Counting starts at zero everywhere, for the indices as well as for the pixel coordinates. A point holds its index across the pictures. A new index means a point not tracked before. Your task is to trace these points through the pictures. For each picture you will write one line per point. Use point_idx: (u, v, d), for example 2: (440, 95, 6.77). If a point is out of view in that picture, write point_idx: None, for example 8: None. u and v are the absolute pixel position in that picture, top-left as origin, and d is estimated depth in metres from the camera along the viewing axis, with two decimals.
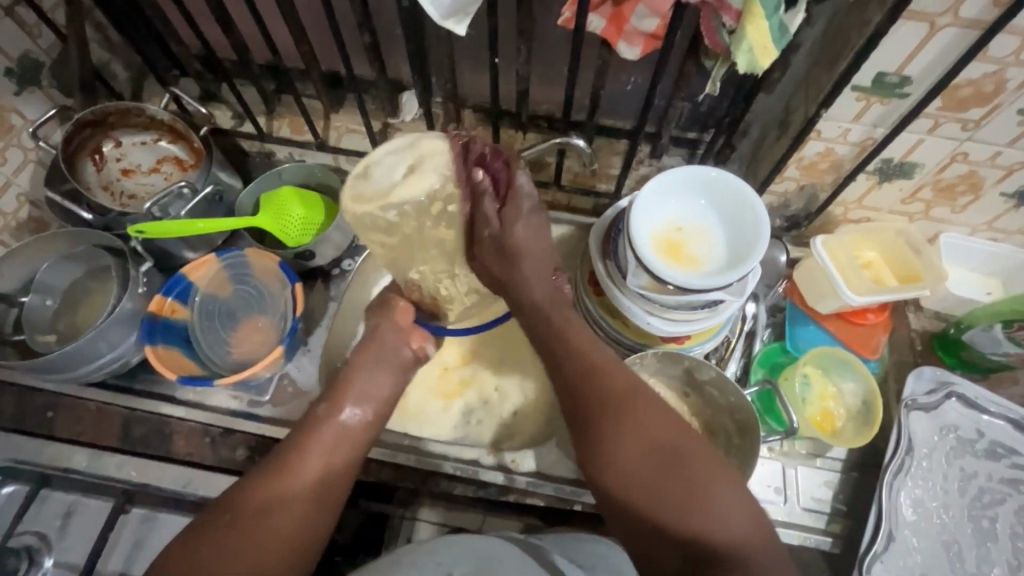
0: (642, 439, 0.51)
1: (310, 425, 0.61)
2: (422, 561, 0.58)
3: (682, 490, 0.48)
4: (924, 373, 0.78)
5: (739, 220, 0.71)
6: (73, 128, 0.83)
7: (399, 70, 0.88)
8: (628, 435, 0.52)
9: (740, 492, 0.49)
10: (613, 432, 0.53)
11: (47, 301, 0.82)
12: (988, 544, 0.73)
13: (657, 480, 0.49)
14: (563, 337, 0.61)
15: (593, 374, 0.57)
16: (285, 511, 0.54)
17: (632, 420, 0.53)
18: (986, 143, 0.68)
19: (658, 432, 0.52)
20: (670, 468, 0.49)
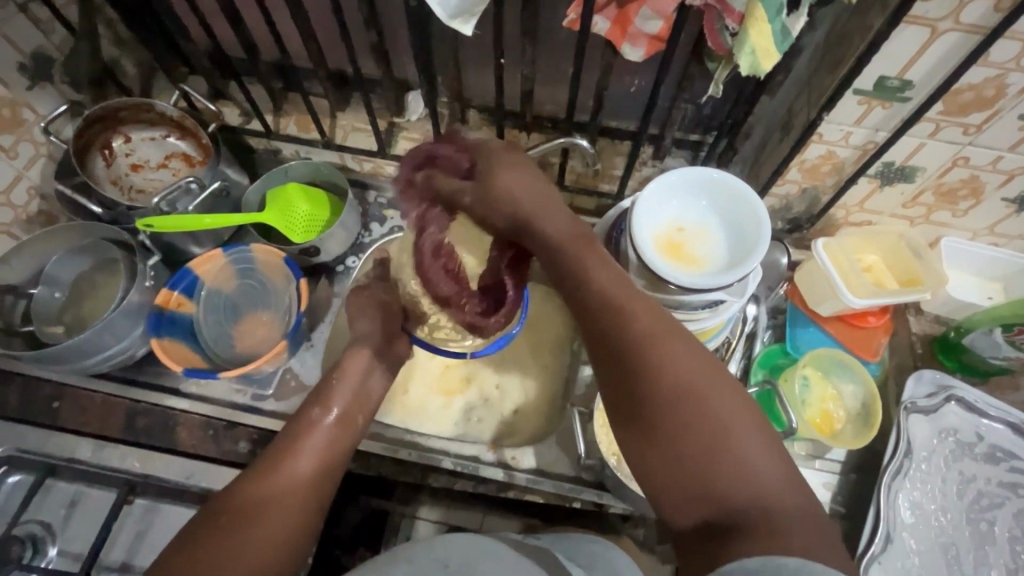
0: (671, 393, 0.46)
1: (301, 427, 0.61)
2: (419, 558, 0.58)
3: (713, 448, 0.44)
4: (924, 377, 0.79)
5: (739, 224, 0.72)
6: (83, 123, 0.84)
7: (405, 70, 0.89)
8: (654, 388, 0.47)
9: (775, 455, 0.44)
10: (640, 387, 0.47)
11: (56, 294, 0.83)
12: (986, 547, 0.73)
13: (687, 438, 0.44)
14: (577, 264, 0.55)
15: (616, 322, 0.51)
16: (283, 511, 0.54)
17: (657, 372, 0.47)
18: (987, 148, 0.69)
19: (690, 382, 0.46)
20: (699, 426, 0.45)
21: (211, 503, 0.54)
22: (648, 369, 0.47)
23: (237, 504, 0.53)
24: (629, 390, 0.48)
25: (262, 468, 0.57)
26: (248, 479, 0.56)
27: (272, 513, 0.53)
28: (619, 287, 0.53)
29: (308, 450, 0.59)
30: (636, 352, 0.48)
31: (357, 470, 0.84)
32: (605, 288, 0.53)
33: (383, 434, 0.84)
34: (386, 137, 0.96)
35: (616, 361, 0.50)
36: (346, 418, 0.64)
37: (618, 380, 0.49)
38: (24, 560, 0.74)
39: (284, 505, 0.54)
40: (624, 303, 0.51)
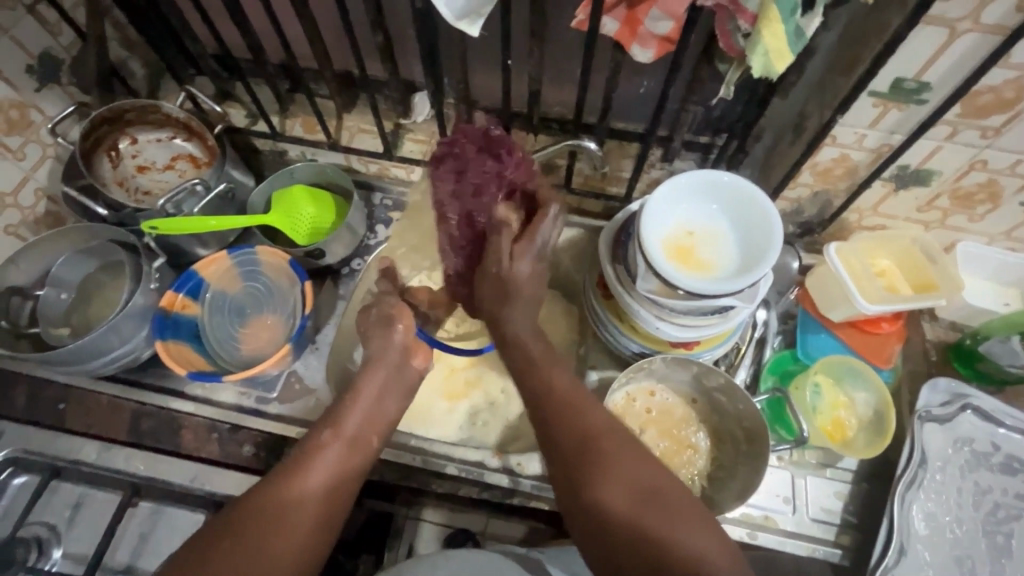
0: (624, 487, 0.52)
1: (310, 450, 0.59)
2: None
3: (665, 535, 0.49)
4: (940, 384, 0.77)
5: (752, 236, 0.70)
6: (90, 125, 0.84)
7: (411, 71, 0.88)
8: (607, 482, 0.53)
9: (720, 539, 0.50)
10: (595, 480, 0.53)
11: (62, 295, 0.83)
12: (1002, 559, 0.71)
13: (639, 527, 0.50)
14: (542, 367, 0.62)
15: (570, 420, 0.57)
16: (294, 524, 0.54)
17: (609, 467, 0.53)
18: (1006, 151, 0.67)
19: (640, 476, 0.53)
20: (652, 515, 0.50)
21: (223, 513, 0.54)
22: (600, 467, 0.53)
23: (247, 515, 0.53)
24: (582, 485, 0.54)
25: (276, 481, 0.56)
26: (260, 491, 0.55)
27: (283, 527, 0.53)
28: (572, 388, 0.60)
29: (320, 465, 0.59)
30: (589, 449, 0.55)
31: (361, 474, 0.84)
32: (559, 387, 0.60)
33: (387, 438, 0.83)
34: (392, 138, 0.95)
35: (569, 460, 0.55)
36: (363, 439, 0.63)
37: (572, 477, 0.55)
38: (28, 562, 0.74)
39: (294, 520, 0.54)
40: (577, 401, 0.59)
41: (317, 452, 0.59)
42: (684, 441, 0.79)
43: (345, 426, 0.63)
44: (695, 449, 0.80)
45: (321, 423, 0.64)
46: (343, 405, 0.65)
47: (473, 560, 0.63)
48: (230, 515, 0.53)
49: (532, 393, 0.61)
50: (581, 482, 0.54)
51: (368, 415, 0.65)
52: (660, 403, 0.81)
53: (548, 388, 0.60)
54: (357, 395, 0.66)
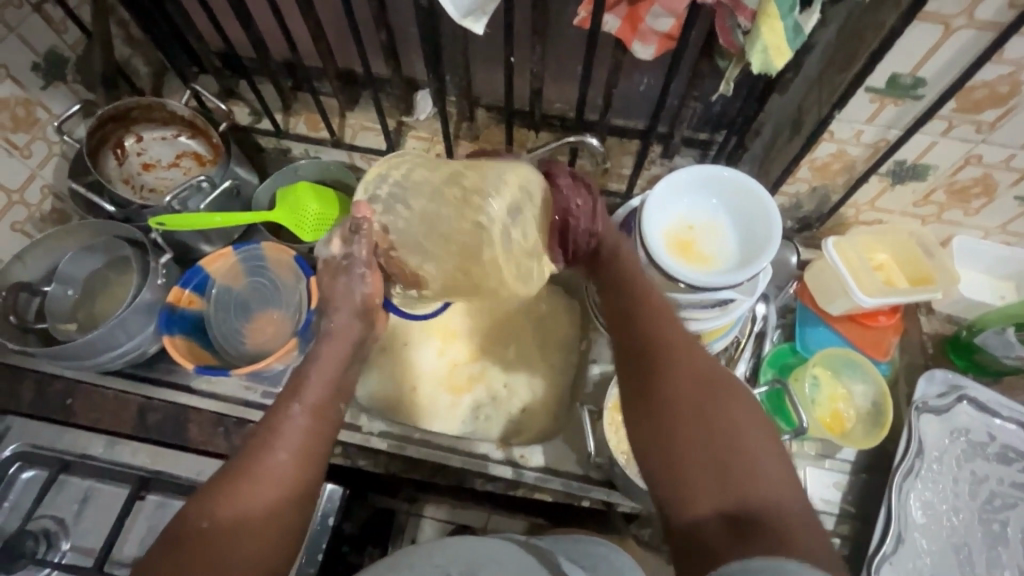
0: (695, 380, 0.54)
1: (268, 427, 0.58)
2: (421, 563, 0.58)
3: (727, 430, 0.50)
4: (936, 376, 0.78)
5: (751, 232, 0.71)
6: (96, 122, 0.85)
7: (414, 69, 0.89)
8: (682, 379, 0.54)
9: (780, 457, 0.50)
10: (670, 372, 0.54)
11: (69, 291, 0.84)
12: (999, 547, 0.72)
13: (708, 419, 0.51)
14: (628, 278, 0.64)
15: (655, 319, 0.59)
16: (246, 521, 0.53)
17: (682, 363, 0.55)
18: (1000, 146, 0.68)
19: (713, 381, 0.54)
20: (717, 409, 0.52)
21: (177, 522, 0.53)
22: (678, 361, 0.55)
23: (197, 526, 0.52)
24: (655, 375, 0.55)
25: (230, 479, 0.55)
26: (211, 500, 0.53)
27: (244, 528, 0.52)
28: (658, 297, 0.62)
29: (280, 451, 0.57)
30: (666, 347, 0.56)
31: (366, 467, 0.85)
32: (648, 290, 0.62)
33: (393, 431, 0.84)
34: (395, 136, 0.96)
35: (649, 351, 0.57)
36: (323, 408, 0.61)
37: (647, 367, 0.56)
38: (37, 555, 0.74)
39: (255, 519, 0.53)
40: (661, 305, 0.61)
41: (274, 438, 0.57)
42: None
43: (307, 401, 0.60)
44: None
45: (274, 406, 0.60)
46: (298, 382, 0.61)
47: (475, 547, 0.61)
48: (182, 526, 0.52)
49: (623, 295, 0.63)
50: (658, 370, 0.55)
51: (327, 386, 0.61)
52: None
53: (639, 290, 0.62)
54: (314, 366, 0.62)
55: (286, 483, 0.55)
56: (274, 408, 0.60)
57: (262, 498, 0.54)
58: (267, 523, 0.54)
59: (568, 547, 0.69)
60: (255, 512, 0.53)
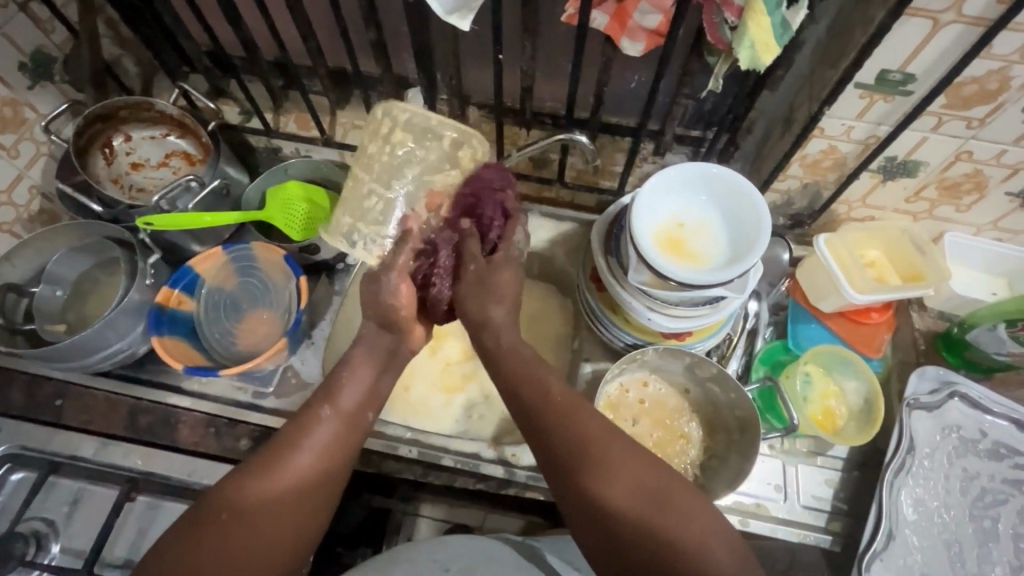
0: (622, 486, 0.53)
1: (303, 423, 0.59)
2: (419, 559, 0.60)
3: (663, 534, 0.50)
4: (927, 372, 0.78)
5: (741, 231, 0.71)
6: (84, 122, 0.85)
7: (404, 67, 0.89)
8: (610, 482, 0.53)
9: (724, 532, 0.51)
10: (592, 480, 0.54)
11: (57, 292, 0.84)
12: (989, 544, 0.72)
13: (639, 528, 0.51)
14: (528, 377, 0.62)
15: (567, 421, 0.58)
16: (272, 521, 0.53)
17: (609, 470, 0.54)
18: (990, 142, 0.68)
19: (642, 477, 0.54)
20: (651, 506, 0.52)
21: (203, 502, 0.54)
22: (598, 468, 0.54)
23: (227, 505, 0.53)
24: (577, 487, 0.54)
25: (261, 466, 0.56)
26: (243, 483, 0.54)
27: (268, 514, 0.53)
28: (567, 395, 0.60)
29: (310, 447, 0.58)
30: (588, 450, 0.55)
31: (357, 467, 0.85)
32: (553, 391, 0.60)
33: (384, 432, 0.83)
34: None
35: (563, 467, 0.56)
36: (353, 417, 0.62)
37: (566, 483, 0.55)
38: (27, 557, 0.74)
39: (279, 509, 0.54)
40: (570, 407, 0.59)
41: (308, 434, 0.59)
42: (677, 431, 0.80)
43: (339, 407, 0.61)
44: (688, 438, 0.81)
45: (312, 405, 0.61)
46: (332, 385, 0.63)
47: (472, 547, 0.64)
48: (214, 501, 0.53)
49: (522, 403, 0.61)
50: (576, 485, 0.54)
51: (364, 396, 0.63)
52: (653, 394, 0.82)
53: (540, 394, 0.60)
54: (348, 374, 0.64)
55: (314, 475, 0.57)
56: (306, 409, 0.61)
57: (287, 488, 0.55)
58: (287, 518, 0.54)
59: (561, 547, 0.71)
60: (283, 500, 0.54)
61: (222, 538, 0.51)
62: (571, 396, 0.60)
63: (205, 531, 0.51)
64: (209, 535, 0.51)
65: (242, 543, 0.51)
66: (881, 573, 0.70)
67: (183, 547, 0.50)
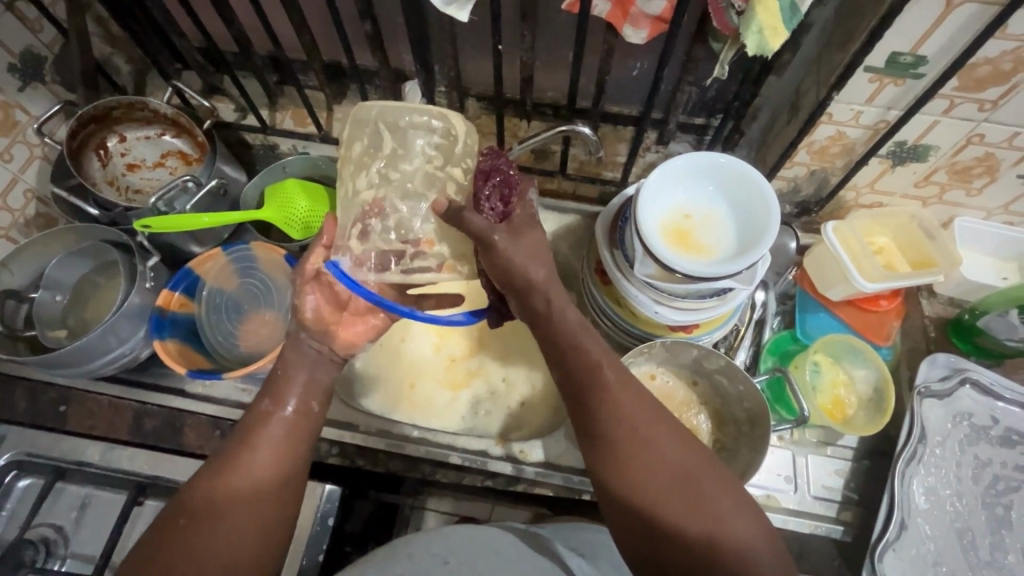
0: (659, 473, 0.52)
1: (255, 423, 0.58)
2: (418, 554, 0.59)
3: (695, 527, 0.49)
4: (939, 360, 0.77)
5: (749, 222, 0.70)
6: (77, 123, 0.83)
7: (401, 59, 0.87)
8: (638, 470, 0.52)
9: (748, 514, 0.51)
10: (630, 466, 0.52)
11: (57, 297, 0.83)
12: (1002, 531, 0.72)
13: (671, 520, 0.50)
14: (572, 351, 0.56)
15: (611, 405, 0.54)
16: (244, 521, 0.52)
17: (648, 458, 0.52)
18: (1003, 124, 0.66)
19: (678, 465, 0.52)
20: (686, 492, 0.51)
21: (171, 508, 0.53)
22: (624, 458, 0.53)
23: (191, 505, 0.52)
24: (620, 472, 0.53)
25: (213, 470, 0.55)
26: (203, 485, 0.54)
27: (235, 511, 0.52)
28: (619, 374, 0.55)
29: (264, 443, 0.57)
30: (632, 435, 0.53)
31: (364, 466, 0.84)
32: (603, 368, 0.55)
33: (390, 430, 0.83)
34: None
35: (606, 450, 0.54)
36: (305, 405, 0.60)
37: (608, 465, 0.54)
38: (37, 563, 0.73)
39: (242, 504, 0.53)
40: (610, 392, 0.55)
41: (258, 433, 0.57)
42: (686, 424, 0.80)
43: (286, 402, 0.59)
44: (696, 432, 0.80)
45: (256, 405, 0.59)
46: (277, 381, 0.60)
47: (476, 539, 0.63)
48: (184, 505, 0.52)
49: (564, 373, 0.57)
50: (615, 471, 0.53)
51: (305, 388, 0.60)
52: (661, 386, 0.81)
53: (591, 371, 0.55)
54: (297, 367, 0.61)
55: (267, 475, 0.55)
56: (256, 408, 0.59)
57: (247, 489, 0.54)
58: (253, 514, 0.53)
59: (565, 535, 0.72)
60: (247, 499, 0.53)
61: (190, 542, 0.50)
62: (621, 375, 0.55)
63: (173, 537, 0.51)
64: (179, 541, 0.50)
65: (213, 544, 0.51)
66: (893, 562, 0.70)
67: (159, 548, 0.50)
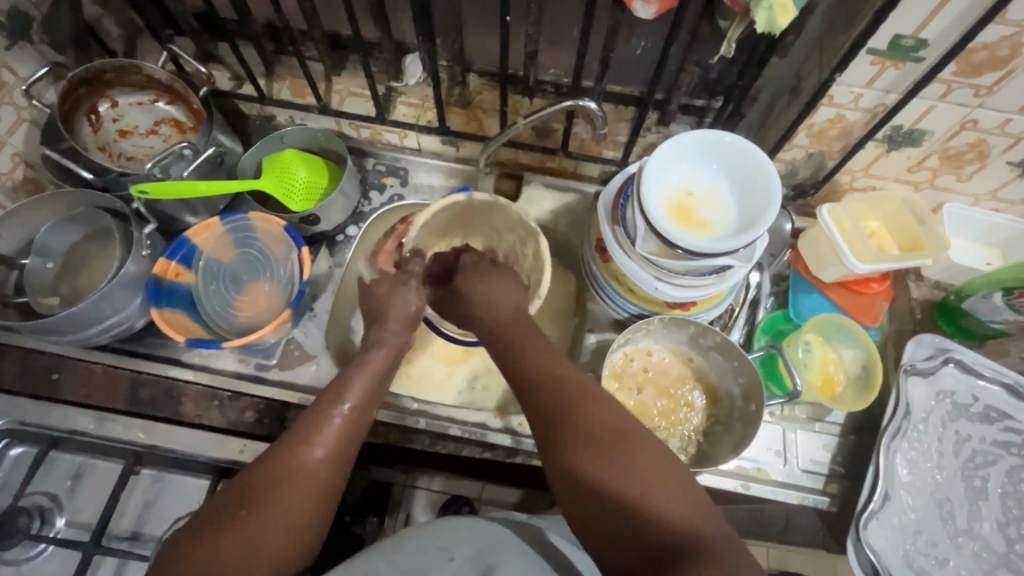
0: (596, 449, 0.51)
1: (313, 422, 0.58)
2: (423, 546, 0.57)
3: (630, 493, 0.48)
4: (924, 340, 0.80)
5: (750, 200, 0.71)
6: (68, 85, 0.81)
7: (403, 30, 0.86)
8: (582, 445, 0.52)
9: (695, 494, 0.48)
10: (566, 449, 0.53)
11: (48, 264, 0.81)
12: (979, 502, 0.75)
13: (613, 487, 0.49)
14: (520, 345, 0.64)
15: (545, 396, 0.57)
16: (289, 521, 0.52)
17: (578, 438, 0.53)
18: (997, 110, 0.68)
19: (612, 433, 0.52)
20: (625, 467, 0.50)
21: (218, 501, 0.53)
22: (571, 435, 0.53)
23: (244, 496, 0.52)
24: (571, 461, 0.52)
25: (282, 462, 0.54)
26: (262, 470, 0.54)
27: (287, 512, 0.52)
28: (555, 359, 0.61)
29: (326, 442, 0.57)
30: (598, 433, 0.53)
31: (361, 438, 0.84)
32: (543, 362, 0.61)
33: (390, 403, 0.83)
34: (385, 102, 0.93)
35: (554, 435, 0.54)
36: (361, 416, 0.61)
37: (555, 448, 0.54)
38: (31, 530, 0.72)
39: (306, 498, 0.53)
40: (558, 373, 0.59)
41: (321, 429, 0.58)
42: (680, 400, 0.82)
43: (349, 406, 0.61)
44: (691, 407, 0.82)
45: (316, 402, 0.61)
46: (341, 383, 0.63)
47: (484, 534, 0.60)
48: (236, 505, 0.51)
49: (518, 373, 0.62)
50: (567, 448, 0.53)
51: (365, 393, 0.63)
52: (657, 363, 0.83)
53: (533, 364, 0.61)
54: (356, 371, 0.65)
55: (331, 462, 0.56)
56: (317, 407, 0.60)
57: (305, 483, 0.54)
58: (317, 503, 0.54)
59: (562, 526, 0.70)
60: (303, 502, 0.53)
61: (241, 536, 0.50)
62: (581, 383, 0.57)
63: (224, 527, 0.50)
64: (235, 530, 0.50)
65: (265, 541, 0.50)
66: (876, 530, 0.73)
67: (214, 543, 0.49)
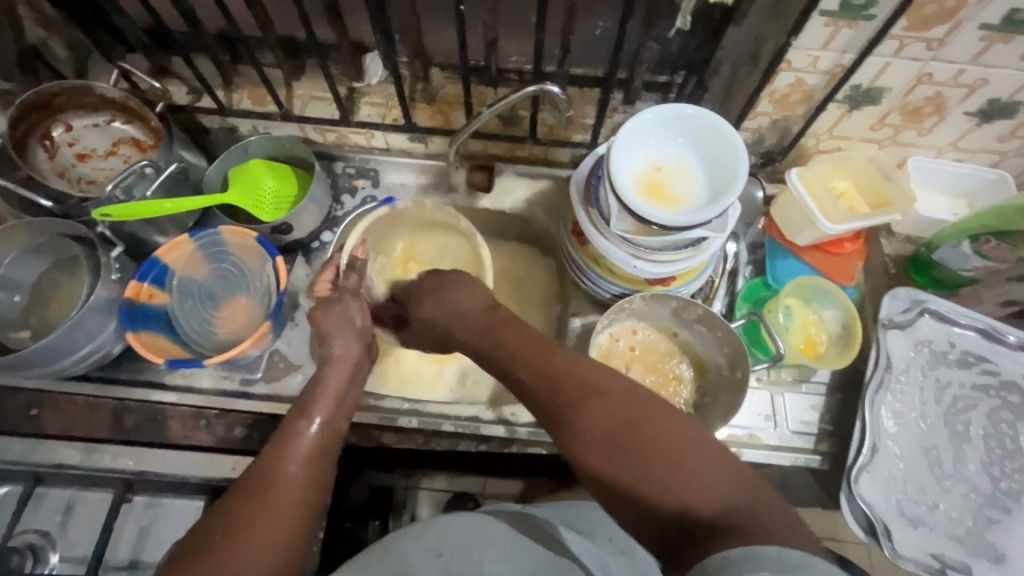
0: (599, 439, 0.51)
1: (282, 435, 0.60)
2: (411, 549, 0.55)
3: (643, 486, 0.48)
4: (899, 294, 0.81)
5: (718, 170, 0.71)
6: (18, 111, 0.79)
7: (359, 29, 0.84)
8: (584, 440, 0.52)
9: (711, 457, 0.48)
10: (570, 444, 0.53)
11: (16, 297, 0.79)
12: (963, 446, 0.77)
13: (627, 480, 0.49)
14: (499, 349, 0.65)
15: (542, 395, 0.57)
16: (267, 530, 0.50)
17: (578, 433, 0.53)
18: (950, 62, 0.69)
19: (612, 417, 0.52)
20: (635, 453, 0.49)
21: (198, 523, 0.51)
22: (574, 433, 0.53)
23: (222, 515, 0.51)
24: (584, 456, 0.52)
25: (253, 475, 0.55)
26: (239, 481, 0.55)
27: (263, 522, 0.51)
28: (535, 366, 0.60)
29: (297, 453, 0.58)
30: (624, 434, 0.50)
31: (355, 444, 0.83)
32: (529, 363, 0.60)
33: (379, 406, 0.82)
34: (348, 104, 0.92)
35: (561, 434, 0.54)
36: (332, 425, 0.64)
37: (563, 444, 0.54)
38: (25, 569, 0.72)
39: (281, 507, 0.52)
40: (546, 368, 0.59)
41: (293, 441, 0.60)
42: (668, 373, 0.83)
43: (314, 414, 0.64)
44: (680, 379, 0.83)
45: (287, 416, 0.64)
46: (305, 404, 0.65)
47: (473, 527, 0.59)
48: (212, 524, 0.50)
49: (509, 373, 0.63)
50: (577, 446, 0.52)
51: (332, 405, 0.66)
52: (643, 340, 0.84)
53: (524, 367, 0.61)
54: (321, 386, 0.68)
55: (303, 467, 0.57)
56: (284, 425, 0.63)
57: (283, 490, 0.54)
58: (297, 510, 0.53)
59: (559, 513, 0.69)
60: (278, 509, 0.52)
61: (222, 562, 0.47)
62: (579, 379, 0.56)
63: (205, 552, 0.48)
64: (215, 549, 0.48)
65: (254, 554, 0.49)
66: (868, 482, 0.75)
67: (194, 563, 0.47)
